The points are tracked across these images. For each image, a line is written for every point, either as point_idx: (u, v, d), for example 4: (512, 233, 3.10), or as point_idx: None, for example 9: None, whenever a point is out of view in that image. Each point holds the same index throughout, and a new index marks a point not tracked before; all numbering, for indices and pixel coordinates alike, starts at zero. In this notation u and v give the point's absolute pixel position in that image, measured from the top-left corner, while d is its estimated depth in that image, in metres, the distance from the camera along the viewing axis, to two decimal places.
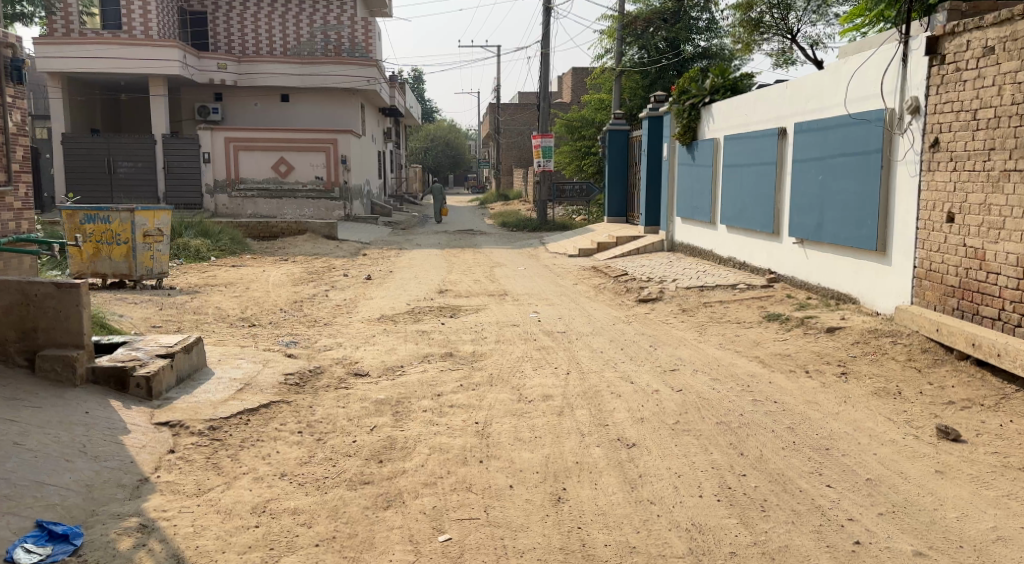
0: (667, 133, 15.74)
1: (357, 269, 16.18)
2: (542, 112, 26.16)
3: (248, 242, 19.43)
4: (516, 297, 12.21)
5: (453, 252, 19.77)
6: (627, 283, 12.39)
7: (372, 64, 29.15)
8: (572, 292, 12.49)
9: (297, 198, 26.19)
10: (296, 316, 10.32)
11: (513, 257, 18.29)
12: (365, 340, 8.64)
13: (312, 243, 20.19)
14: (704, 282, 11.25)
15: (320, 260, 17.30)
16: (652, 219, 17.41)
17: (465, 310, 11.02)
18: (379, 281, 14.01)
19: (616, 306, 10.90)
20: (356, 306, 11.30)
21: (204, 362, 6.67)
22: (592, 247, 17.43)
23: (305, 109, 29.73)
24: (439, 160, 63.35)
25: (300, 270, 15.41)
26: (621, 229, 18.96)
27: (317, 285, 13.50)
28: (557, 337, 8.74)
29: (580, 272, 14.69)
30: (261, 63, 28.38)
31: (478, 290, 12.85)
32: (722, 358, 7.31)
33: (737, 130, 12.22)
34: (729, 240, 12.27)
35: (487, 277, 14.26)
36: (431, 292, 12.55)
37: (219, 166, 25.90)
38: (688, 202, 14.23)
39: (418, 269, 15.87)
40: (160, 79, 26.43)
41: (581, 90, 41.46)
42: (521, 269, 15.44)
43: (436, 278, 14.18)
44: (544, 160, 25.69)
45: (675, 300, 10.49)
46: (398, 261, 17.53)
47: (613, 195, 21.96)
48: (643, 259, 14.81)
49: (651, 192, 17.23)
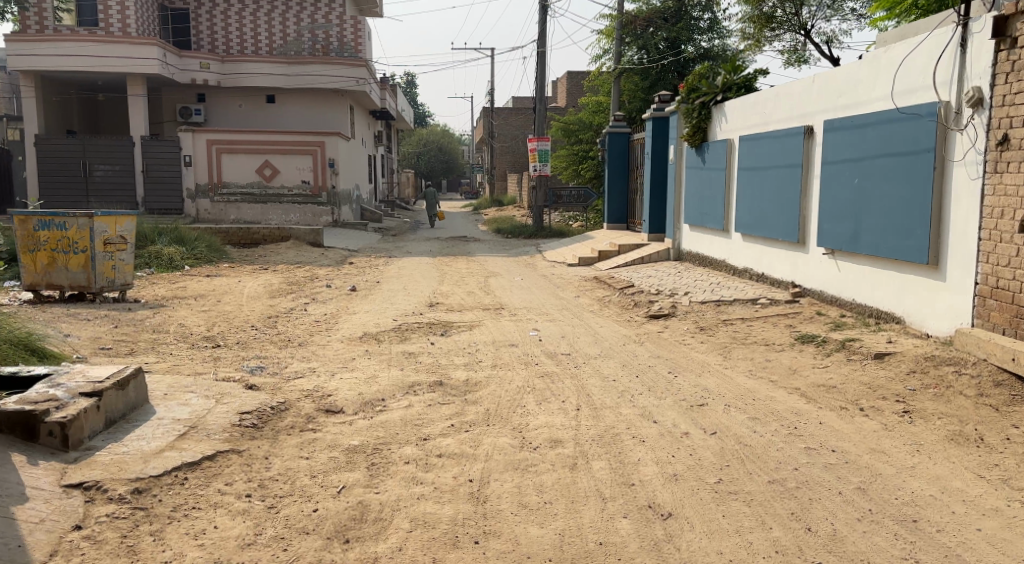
0: (673, 134, 14.73)
1: (341, 279, 15.15)
2: (538, 114, 25.16)
3: (227, 249, 18.38)
4: (513, 311, 11.17)
5: (445, 260, 18.73)
6: (635, 297, 11.35)
7: (361, 64, 28.13)
8: (573, 306, 11.46)
9: (283, 203, 25.12)
10: (267, 335, 9.28)
11: (508, 265, 17.24)
12: (342, 365, 7.61)
13: (295, 250, 19.13)
14: (720, 295, 10.21)
15: (302, 270, 16.25)
16: (656, 226, 16.38)
17: (457, 327, 10.00)
18: (364, 293, 12.99)
19: (624, 323, 9.88)
20: (336, 322, 10.26)
21: (146, 397, 5.61)
22: (594, 256, 16.42)
23: (292, 111, 28.67)
24: (432, 165, 62.37)
25: (279, 281, 14.36)
26: (623, 237, 17.92)
27: (295, 298, 12.45)
28: (560, 361, 7.71)
29: (581, 283, 13.65)
30: (245, 62, 27.33)
31: (472, 303, 11.83)
32: (755, 389, 6.28)
33: (753, 129, 11.22)
34: (746, 249, 11.26)
35: (480, 290, 13.23)
36: (419, 306, 11.52)
37: (200, 169, 24.77)
38: (698, 209, 13.22)
39: (407, 279, 14.83)
40: (139, 79, 25.35)
41: (577, 94, 40.54)
42: (517, 281, 14.42)
43: (425, 290, 13.15)
44: (540, 164, 24.65)
45: (690, 316, 9.46)
46: (386, 271, 16.48)
47: (613, 202, 20.95)
48: (648, 269, 13.78)
49: (656, 197, 16.22)
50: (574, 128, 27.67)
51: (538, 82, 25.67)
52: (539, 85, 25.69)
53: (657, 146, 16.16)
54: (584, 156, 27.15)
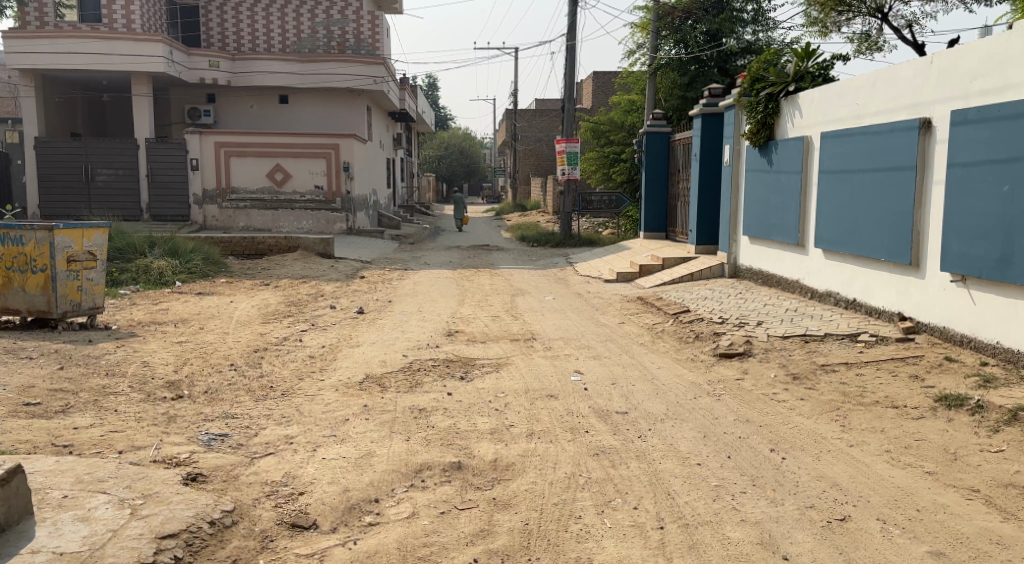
0: (729, 132, 12.91)
1: (349, 297, 13.36)
2: (567, 114, 23.29)
3: (228, 262, 16.71)
4: (550, 344, 9.29)
5: (467, 273, 16.89)
6: (694, 327, 9.44)
7: (379, 62, 26.47)
8: (620, 337, 9.57)
9: (295, 209, 23.40)
10: (248, 379, 7.47)
11: (537, 281, 15.36)
12: (329, 430, 5.77)
13: (302, 262, 17.39)
14: (807, 330, 8.33)
15: (307, 286, 14.49)
16: (704, 236, 14.53)
17: (481, 367, 8.15)
18: (372, 316, 11.17)
19: (687, 364, 7.99)
20: (335, 358, 8.45)
21: (26, 510, 3.80)
22: (634, 271, 14.50)
23: (306, 112, 27.04)
24: (453, 169, 60.60)
25: (277, 299, 12.59)
26: (665, 248, 15.98)
27: (292, 323, 10.61)
28: (620, 426, 5.87)
29: (624, 305, 11.77)
30: (257, 60, 25.71)
31: (499, 332, 9.97)
32: (910, 489, 4.43)
33: (838, 125, 9.40)
34: (831, 270, 9.45)
35: (508, 313, 11.36)
36: (437, 335, 9.70)
37: (208, 173, 23.14)
38: (762, 220, 11.45)
39: (423, 298, 13.00)
40: (144, 78, 23.79)
41: (604, 94, 38.70)
42: (550, 301, 12.57)
43: (444, 314, 11.31)
44: (569, 167, 22.76)
45: (774, 360, 7.57)
46: (401, 287, 14.64)
47: (650, 209, 19.06)
48: (703, 290, 11.90)
49: (705, 204, 14.40)
50: (603, 129, 25.69)
51: (567, 78, 23.85)
52: (569, 82, 23.88)
53: (706, 146, 14.31)
54: (615, 159, 25.23)
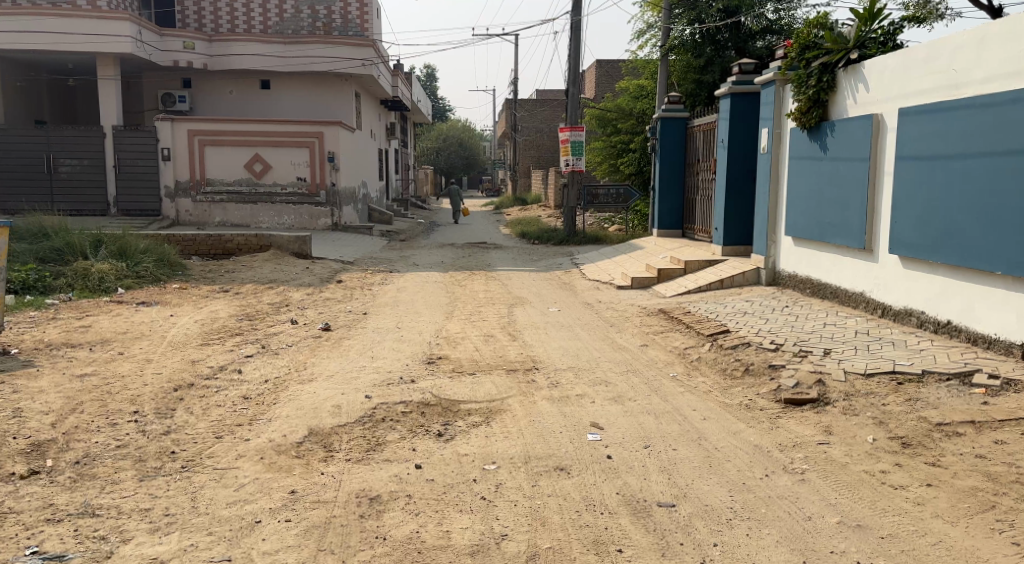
0: (766, 112, 11.02)
1: (319, 308, 11.31)
2: (571, 100, 21.22)
3: (187, 263, 14.66)
4: (558, 377, 7.27)
5: (460, 277, 14.85)
6: (740, 355, 7.43)
7: (368, 43, 24.38)
8: (644, 367, 7.58)
9: (276, 203, 21.44)
10: (147, 437, 5.44)
11: (540, 286, 13.34)
12: (224, 550, 3.89)
13: (274, 263, 15.35)
14: (897, 369, 6.38)
15: (272, 294, 12.44)
16: (732, 235, 12.56)
17: (468, 413, 6.15)
18: (339, 335, 9.16)
19: (741, 413, 5.99)
20: (279, 400, 6.43)
21: None
22: (652, 276, 12.48)
23: (289, 98, 24.96)
24: (452, 161, 58.45)
25: (231, 311, 10.54)
26: (685, 250, 13.96)
27: (237, 345, 8.58)
28: (667, 537, 4.03)
29: (646, 320, 9.77)
30: (235, 42, 23.65)
31: (493, 358, 7.94)
32: None
33: (923, 100, 7.63)
34: (918, 283, 7.65)
35: (504, 331, 9.32)
36: (417, 365, 7.67)
37: (181, 164, 21.16)
38: (813, 218, 9.63)
39: (405, 310, 10.97)
40: (110, 59, 21.69)
41: (607, 85, 36.67)
42: (557, 314, 10.53)
43: (427, 333, 9.29)
44: (574, 158, 20.72)
45: (865, 417, 5.61)
46: (382, 294, 12.61)
47: (665, 204, 17.10)
48: (740, 302, 9.92)
49: (733, 198, 12.46)
50: (611, 117, 23.51)
51: (572, 61, 21.79)
52: (573, 65, 21.84)
53: (735, 130, 12.36)
54: (623, 149, 23.19)
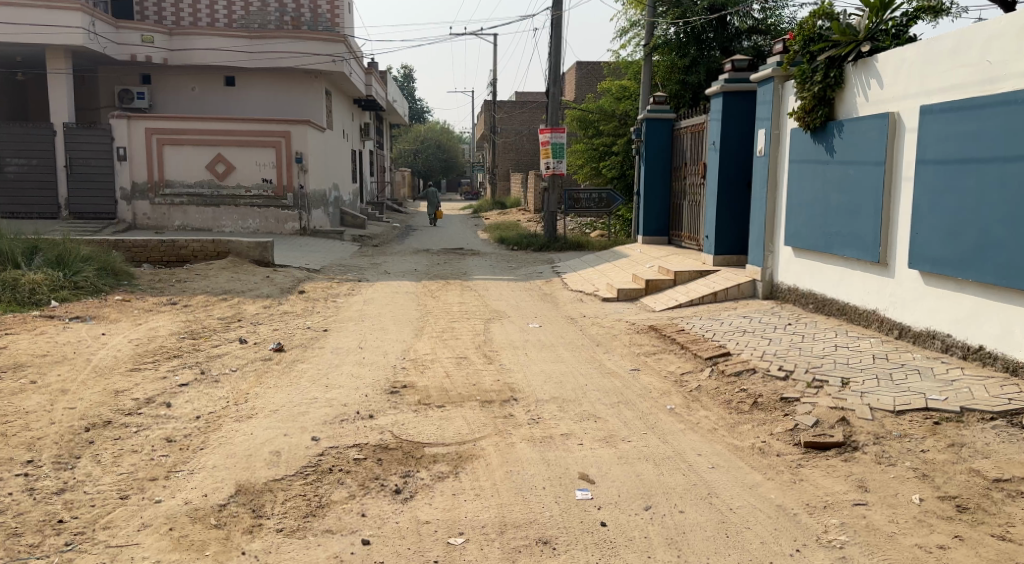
0: (763, 111, 10.16)
1: (274, 323, 10.31)
2: (552, 100, 20.38)
3: (135, 272, 13.59)
4: (539, 410, 6.35)
5: (433, 286, 13.89)
6: (746, 384, 6.53)
7: (339, 39, 23.30)
8: (634, 396, 6.68)
9: (240, 206, 20.32)
10: (33, 499, 4.46)
11: (518, 298, 12.41)
12: None
13: (231, 272, 14.32)
14: (932, 405, 5.49)
15: (224, 307, 11.43)
16: (724, 244, 11.70)
17: (433, 458, 5.20)
18: (292, 358, 8.18)
19: (754, 459, 5.09)
20: (208, 445, 5.46)
21: None
22: (639, 288, 11.59)
23: (255, 96, 23.87)
24: (429, 164, 57.41)
25: (174, 328, 9.52)
26: (674, 259, 13.09)
27: (173, 370, 7.57)
28: None
29: (634, 339, 8.88)
30: (197, 36, 22.51)
31: (464, 385, 7.01)
32: None
33: (950, 96, 6.78)
34: (944, 302, 6.79)
35: (478, 352, 8.39)
36: (378, 396, 6.71)
37: (138, 164, 19.95)
38: (817, 227, 8.78)
39: (370, 325, 10.00)
40: (62, 52, 20.53)
41: (587, 87, 35.88)
42: (536, 331, 9.62)
43: (392, 354, 8.33)
44: (554, 161, 19.87)
45: (906, 468, 4.72)
46: (347, 307, 11.63)
47: (650, 209, 16.27)
48: (738, 319, 9.03)
49: (724, 204, 11.62)
50: (592, 119, 22.65)
51: (552, 61, 20.92)
52: (553, 64, 20.95)
53: (727, 131, 11.52)
54: (605, 152, 22.38)
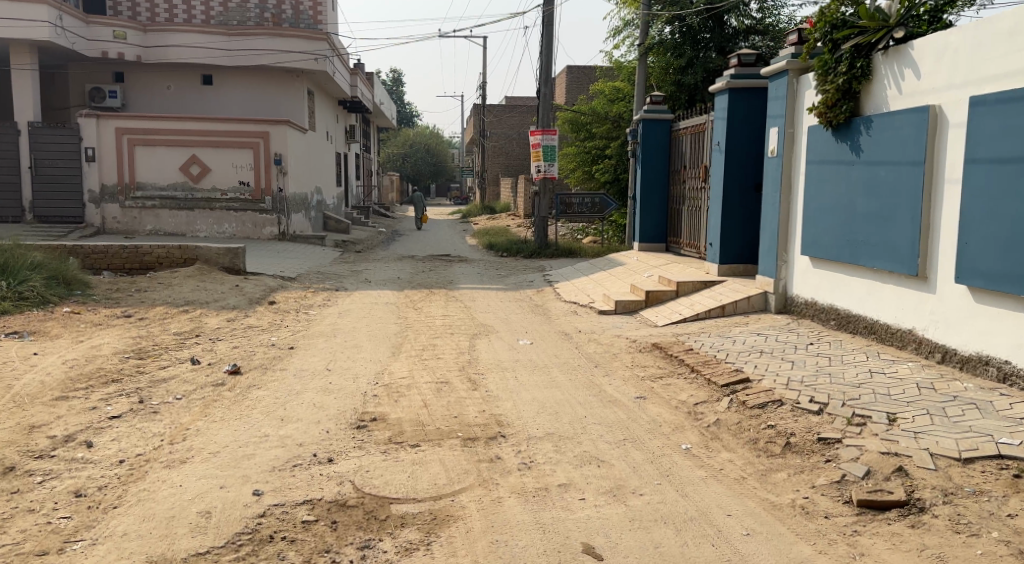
0: (776, 106, 9.22)
1: (234, 339, 9.34)
2: (542, 101, 19.44)
3: (91, 282, 12.61)
4: (530, 449, 5.39)
5: (415, 296, 12.92)
6: (772, 418, 5.57)
7: (321, 36, 22.28)
8: (641, 431, 5.72)
9: (214, 210, 19.22)
10: None
11: (507, 310, 11.46)
12: None
13: (197, 281, 13.33)
14: (1006, 452, 4.54)
15: (184, 322, 10.47)
16: (731, 251, 10.75)
17: (400, 520, 4.29)
18: (247, 384, 7.20)
19: (797, 523, 4.17)
20: (123, 502, 4.57)
21: None
22: (638, 299, 10.64)
23: (233, 95, 22.81)
24: (418, 168, 56.40)
25: (120, 346, 8.56)
26: (675, 268, 12.14)
27: (106, 399, 6.62)
28: None
29: (635, 359, 7.93)
30: (172, 32, 21.45)
31: (444, 416, 6.04)
32: None
33: (1004, 83, 5.85)
34: (1001, 324, 5.85)
35: (462, 375, 7.40)
36: (343, 432, 5.73)
37: (107, 166, 18.81)
38: (841, 235, 7.83)
39: (341, 342, 9.04)
40: (26, 48, 19.44)
41: (578, 90, 35.01)
42: (525, 348, 8.67)
43: (364, 378, 7.35)
44: (545, 163, 18.98)
45: (999, 543, 3.83)
46: (319, 319, 10.67)
47: (647, 215, 15.30)
48: (752, 337, 8.09)
49: (730, 210, 10.70)
50: (584, 121, 21.62)
51: (544, 60, 19.97)
52: (545, 63, 20.01)
53: (733, 130, 10.59)
54: (598, 155, 21.48)
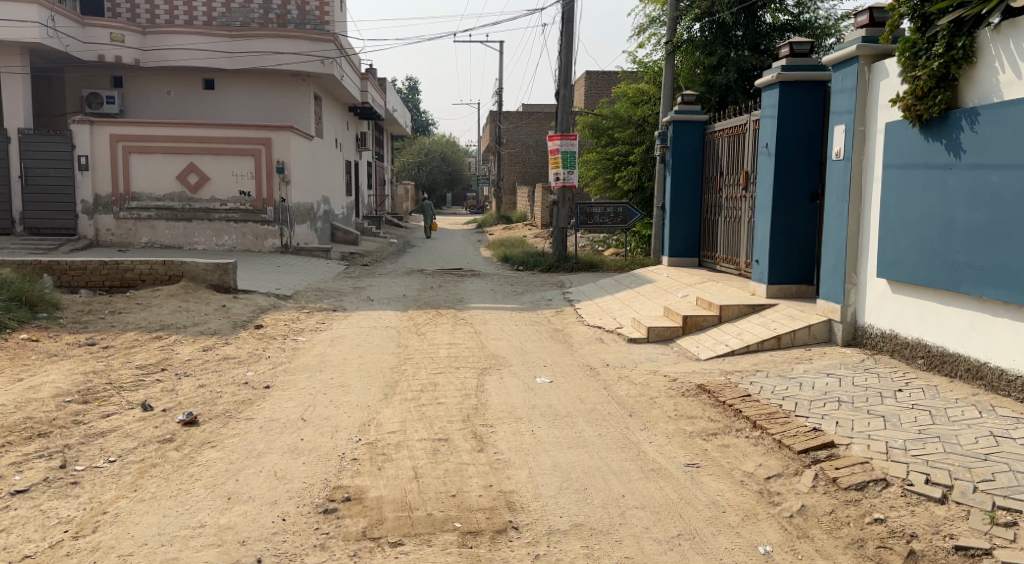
0: (841, 99, 7.79)
1: (205, 375, 7.99)
2: (562, 104, 18.06)
3: (61, 302, 11.33)
4: (553, 553, 4.01)
5: (420, 318, 11.55)
6: (874, 508, 4.22)
7: (330, 38, 20.92)
8: (699, 521, 4.30)
9: (214, 221, 17.90)
10: None
11: (522, 336, 10.05)
12: None
13: (181, 301, 12.03)
14: None
15: (153, 352, 9.13)
16: (782, 270, 9.29)
17: None
18: (201, 441, 5.84)
19: None
20: None
21: None
22: (675, 326, 9.18)
23: (236, 100, 21.56)
24: (434, 177, 55.24)
25: (64, 386, 7.22)
26: (713, 287, 10.70)
27: (20, 464, 5.27)
28: None
29: (678, 405, 6.49)
30: (173, 34, 20.26)
31: (437, 495, 4.63)
32: None
33: None
34: None
35: (466, 428, 5.99)
36: (303, 521, 4.36)
37: (101, 175, 17.50)
38: (935, 255, 6.37)
39: (327, 379, 7.67)
40: (17, 50, 18.25)
41: (597, 96, 33.72)
42: (544, 389, 7.25)
43: (345, 431, 5.97)
44: (565, 171, 17.56)
45: None
46: (308, 348, 9.29)
47: (678, 227, 13.86)
48: (823, 379, 6.64)
49: (780, 222, 9.26)
50: (606, 125, 20.30)
51: (563, 61, 18.63)
52: (564, 64, 18.65)
53: (784, 130, 9.17)
54: (620, 162, 20.04)
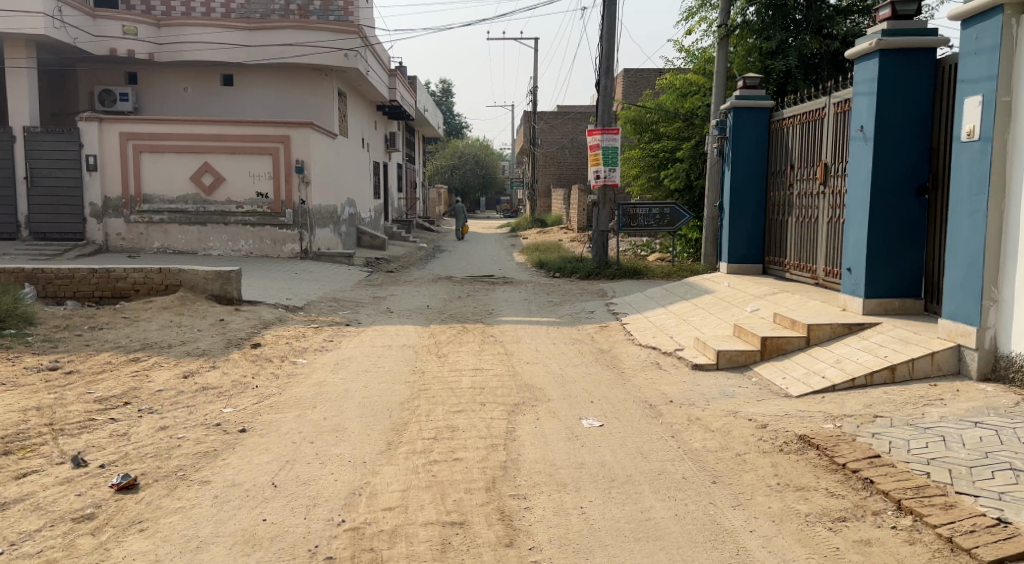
0: (975, 62, 6.04)
1: (171, 412, 6.45)
2: (603, 94, 16.38)
3: (36, 318, 9.92)
4: None
5: (442, 335, 9.94)
6: None
7: (354, 30, 19.29)
8: None
9: (229, 225, 16.49)
10: None
11: (561, 358, 8.39)
12: None
13: (173, 315, 10.58)
14: None
15: (123, 379, 7.64)
16: (883, 281, 7.54)
17: None
18: (132, 517, 4.30)
19: None
20: None
21: None
22: (751, 351, 7.44)
23: (255, 96, 20.11)
24: (467, 181, 53.78)
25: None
26: (788, 300, 8.96)
27: None
28: None
29: (776, 466, 4.80)
30: (188, 27, 18.89)
31: None
32: None
33: None
34: None
35: (489, 503, 4.39)
36: None
37: (111, 175, 16.08)
38: None
39: (317, 420, 6.09)
40: (21, 42, 16.91)
41: (635, 94, 32.01)
42: (594, 436, 5.59)
43: (325, 504, 4.40)
44: (606, 169, 15.77)
45: None
46: (305, 375, 7.73)
47: (739, 230, 12.11)
48: (972, 431, 4.92)
49: (880, 222, 7.52)
50: (650, 119, 18.55)
51: (604, 48, 16.96)
52: (605, 51, 16.97)
53: (887, 110, 7.42)
54: (666, 158, 18.29)
